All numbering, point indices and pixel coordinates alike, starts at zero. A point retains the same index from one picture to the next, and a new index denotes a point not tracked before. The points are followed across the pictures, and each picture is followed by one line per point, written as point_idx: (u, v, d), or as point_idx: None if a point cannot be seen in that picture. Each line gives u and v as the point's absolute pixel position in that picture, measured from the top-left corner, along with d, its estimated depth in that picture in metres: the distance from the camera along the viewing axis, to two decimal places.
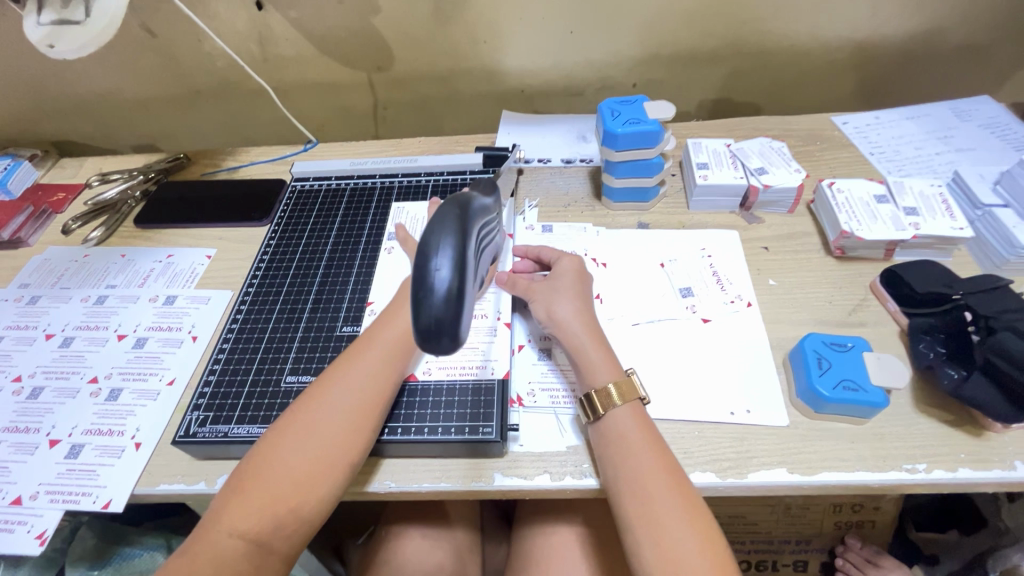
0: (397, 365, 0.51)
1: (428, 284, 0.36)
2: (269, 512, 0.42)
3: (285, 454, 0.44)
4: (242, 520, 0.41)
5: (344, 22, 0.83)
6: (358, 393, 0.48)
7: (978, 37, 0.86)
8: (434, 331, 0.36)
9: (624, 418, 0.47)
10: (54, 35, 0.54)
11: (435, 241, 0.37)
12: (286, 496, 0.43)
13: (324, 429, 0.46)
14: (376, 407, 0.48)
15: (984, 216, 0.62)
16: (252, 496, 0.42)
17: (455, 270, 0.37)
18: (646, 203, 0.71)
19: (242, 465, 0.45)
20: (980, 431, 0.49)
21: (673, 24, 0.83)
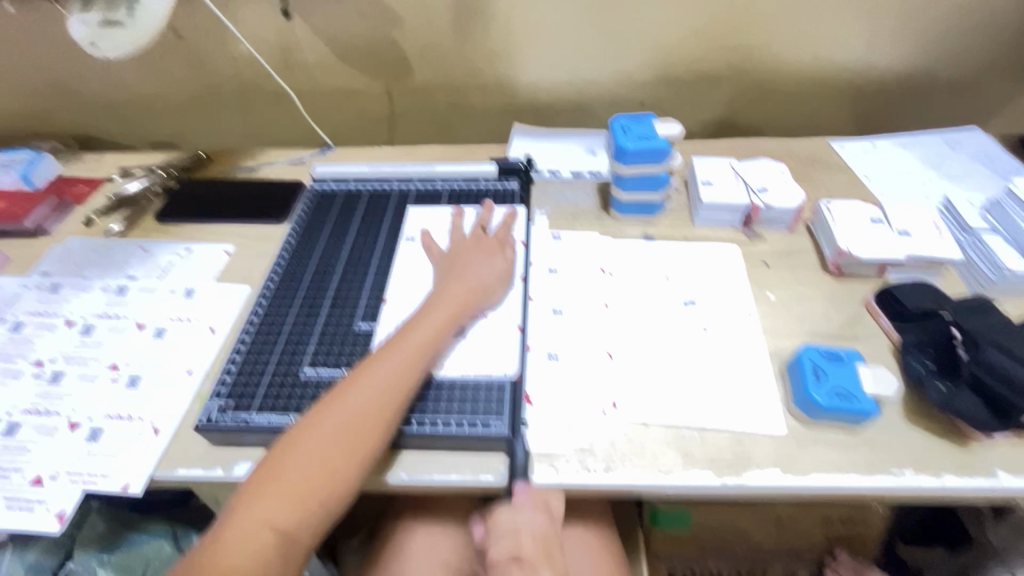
0: (420, 363, 0.53)
1: None
2: (297, 503, 0.44)
3: (311, 447, 0.46)
4: (271, 512, 0.43)
5: (367, 33, 0.86)
6: (382, 391, 0.50)
7: (968, 73, 0.91)
8: None
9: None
10: (97, 34, 0.58)
11: None
12: (311, 489, 0.45)
13: (350, 428, 0.47)
14: (399, 405, 0.50)
15: (972, 240, 0.65)
16: (279, 489, 0.44)
17: None
18: (652, 216, 0.74)
19: (268, 456, 0.47)
20: (965, 442, 0.51)
21: (681, 48, 0.87)
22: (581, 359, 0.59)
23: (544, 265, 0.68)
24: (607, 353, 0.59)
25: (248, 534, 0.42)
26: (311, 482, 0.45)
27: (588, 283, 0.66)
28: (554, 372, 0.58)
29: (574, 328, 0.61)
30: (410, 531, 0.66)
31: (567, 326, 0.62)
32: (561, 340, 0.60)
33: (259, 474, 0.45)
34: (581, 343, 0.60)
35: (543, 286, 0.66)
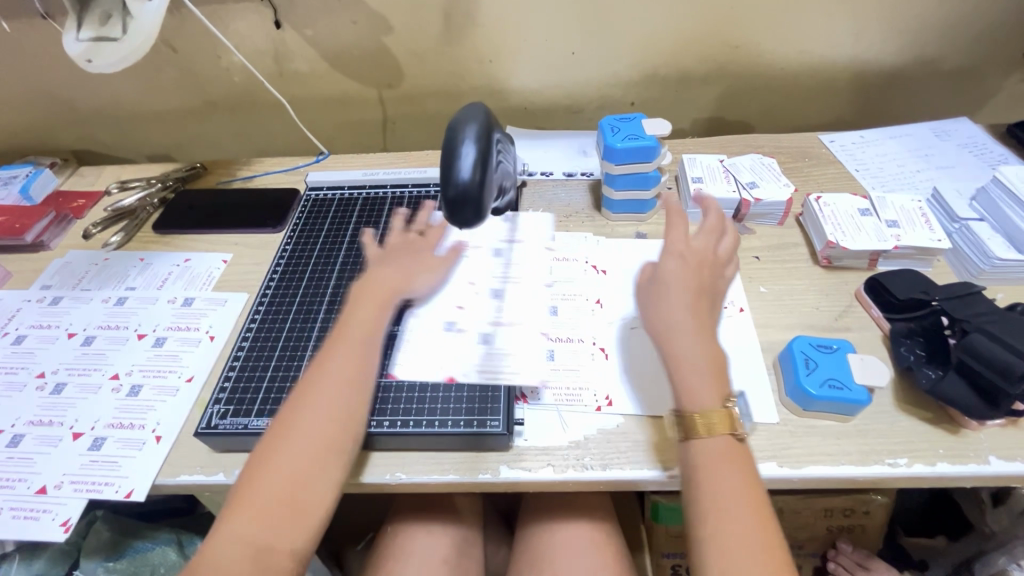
0: (364, 358, 0.53)
1: (454, 170, 0.44)
2: (273, 518, 0.44)
3: (278, 457, 0.46)
4: (246, 530, 0.43)
5: (358, 41, 0.87)
6: (332, 388, 0.50)
7: (955, 64, 0.92)
8: (459, 202, 0.44)
9: (715, 447, 0.46)
10: (93, 50, 0.58)
11: (458, 140, 0.45)
12: (284, 499, 0.45)
13: (313, 432, 0.48)
14: (354, 401, 0.50)
15: (961, 229, 0.66)
16: (253, 506, 0.44)
17: (476, 164, 0.44)
18: (644, 214, 0.74)
19: (241, 475, 0.47)
20: (956, 429, 0.52)
21: (669, 46, 0.88)
22: (576, 357, 0.59)
23: (536, 261, 0.69)
24: (603, 352, 0.60)
25: (228, 555, 0.42)
26: (282, 492, 0.45)
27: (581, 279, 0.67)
28: (551, 372, 0.58)
29: (568, 326, 0.62)
30: (411, 532, 0.67)
31: (562, 324, 0.62)
32: (556, 339, 0.61)
33: (234, 495, 0.45)
34: (579, 342, 0.61)
35: (535, 282, 0.66)
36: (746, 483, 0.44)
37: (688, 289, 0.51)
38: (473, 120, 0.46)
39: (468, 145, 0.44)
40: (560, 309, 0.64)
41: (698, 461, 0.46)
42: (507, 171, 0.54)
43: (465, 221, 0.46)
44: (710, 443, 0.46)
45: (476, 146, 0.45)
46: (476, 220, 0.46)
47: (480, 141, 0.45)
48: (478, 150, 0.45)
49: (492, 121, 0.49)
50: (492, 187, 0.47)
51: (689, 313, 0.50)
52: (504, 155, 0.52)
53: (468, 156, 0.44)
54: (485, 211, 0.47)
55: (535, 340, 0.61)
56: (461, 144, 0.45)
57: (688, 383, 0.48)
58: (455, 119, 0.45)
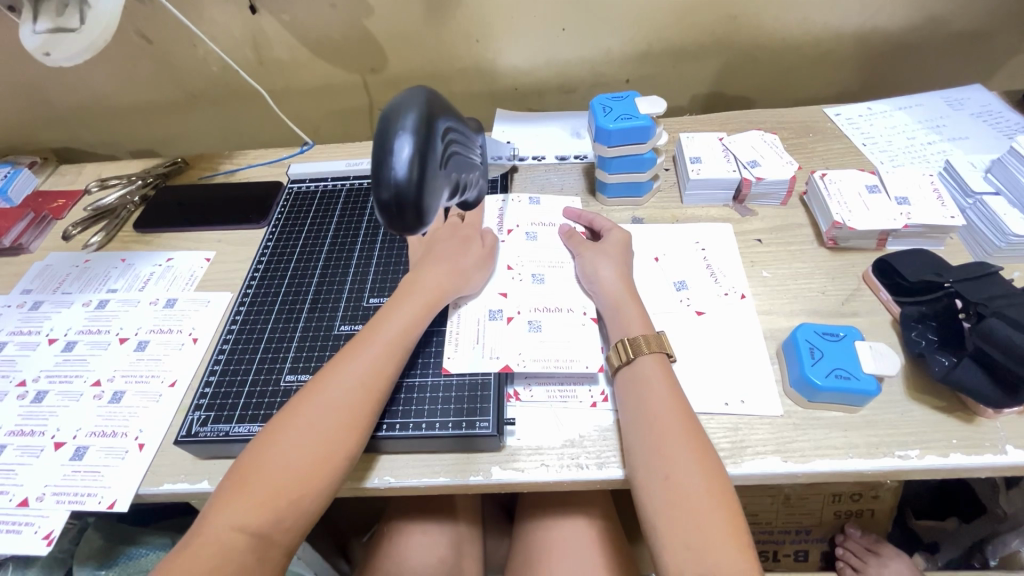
0: (391, 362, 0.51)
1: (390, 168, 0.40)
2: (265, 508, 0.42)
3: (285, 447, 0.45)
4: (241, 516, 0.42)
5: (338, 25, 0.83)
6: (352, 386, 0.48)
7: (969, 28, 0.87)
8: (396, 205, 0.40)
9: (652, 368, 0.51)
10: (50, 42, 0.55)
11: (394, 133, 0.40)
12: (281, 493, 0.43)
13: (320, 425, 0.46)
14: (372, 405, 0.48)
15: (976, 205, 0.62)
16: (249, 493, 0.43)
17: (413, 159, 0.40)
18: (639, 198, 0.71)
19: (241, 459, 0.45)
20: (971, 418, 0.49)
21: (663, 19, 0.83)
22: (564, 327, 0.56)
23: (522, 231, 0.67)
24: (593, 320, 0.57)
25: (217, 539, 0.41)
26: (280, 484, 0.43)
27: (565, 248, 0.65)
28: (535, 342, 0.55)
29: (553, 295, 0.59)
30: (407, 530, 0.66)
31: (548, 294, 0.60)
32: (541, 308, 0.58)
33: (232, 478, 0.44)
34: (565, 311, 0.58)
35: (522, 255, 0.64)
36: (686, 423, 0.47)
37: (612, 252, 0.61)
38: (413, 107, 0.42)
39: (404, 138, 0.40)
40: (547, 279, 0.61)
41: (637, 391, 0.50)
42: (463, 165, 0.49)
43: (407, 225, 0.41)
44: (649, 367, 0.51)
45: (414, 140, 0.40)
46: (420, 223, 0.41)
47: (421, 133, 0.41)
48: (416, 144, 0.40)
49: (438, 107, 0.44)
50: (438, 183, 0.43)
51: (616, 265, 0.59)
52: (458, 147, 0.47)
53: (404, 151, 0.39)
54: (431, 212, 0.43)
55: (519, 309, 0.58)
56: (397, 138, 0.40)
57: (625, 320, 0.55)
58: (392, 109, 0.41)
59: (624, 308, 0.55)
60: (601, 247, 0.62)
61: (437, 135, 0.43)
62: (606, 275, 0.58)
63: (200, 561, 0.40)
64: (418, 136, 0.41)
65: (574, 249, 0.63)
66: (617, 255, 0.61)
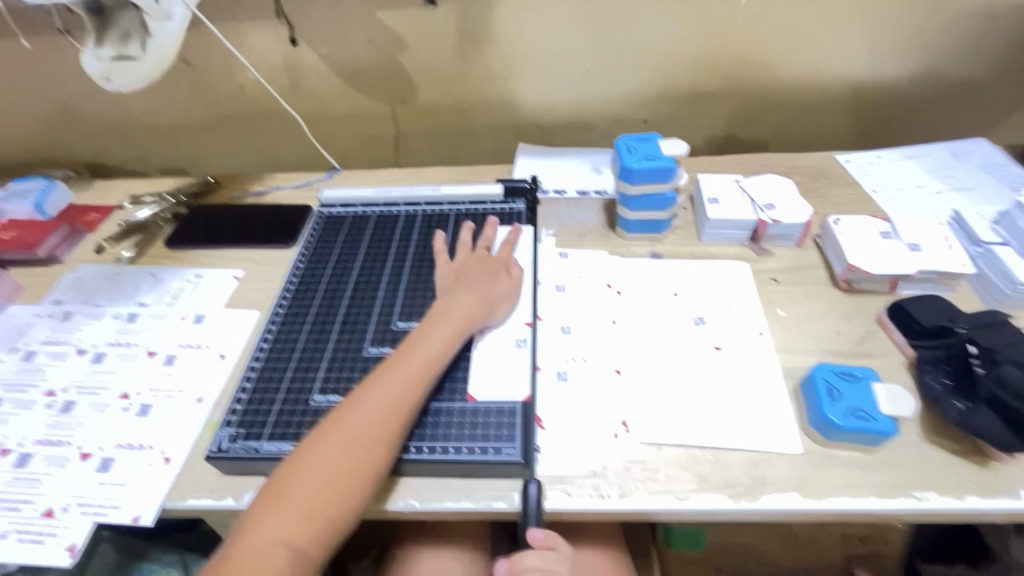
0: (424, 380, 0.53)
1: None
2: (307, 521, 0.44)
3: (323, 462, 0.47)
4: (281, 529, 0.44)
5: (372, 58, 0.88)
6: (387, 402, 0.50)
7: (971, 84, 0.91)
8: None
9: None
10: (111, 69, 0.58)
11: None
12: (321, 506, 0.45)
13: (357, 443, 0.48)
14: (402, 422, 0.50)
15: (984, 253, 0.65)
16: (290, 507, 0.44)
17: None
18: (659, 234, 0.74)
19: (279, 473, 0.47)
20: (986, 462, 0.50)
21: (681, 65, 0.88)
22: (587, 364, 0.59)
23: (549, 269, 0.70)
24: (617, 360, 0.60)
25: (260, 552, 0.43)
26: (319, 498, 0.45)
27: (587, 282, 0.68)
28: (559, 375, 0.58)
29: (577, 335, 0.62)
30: (419, 556, 0.65)
31: (576, 345, 0.61)
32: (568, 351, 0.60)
33: (271, 492, 0.46)
34: (592, 364, 0.60)
35: (547, 293, 0.66)
36: None
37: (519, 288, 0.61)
38: None
39: None
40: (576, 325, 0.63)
41: None
42: None
43: None
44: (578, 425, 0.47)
45: None
46: None
47: None
48: None
49: None
50: None
51: None
52: None
53: None
54: None
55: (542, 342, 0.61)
56: None
57: None
58: None
59: None
60: None
61: None
62: None
63: (243, 572, 0.42)
64: None
65: None
66: None
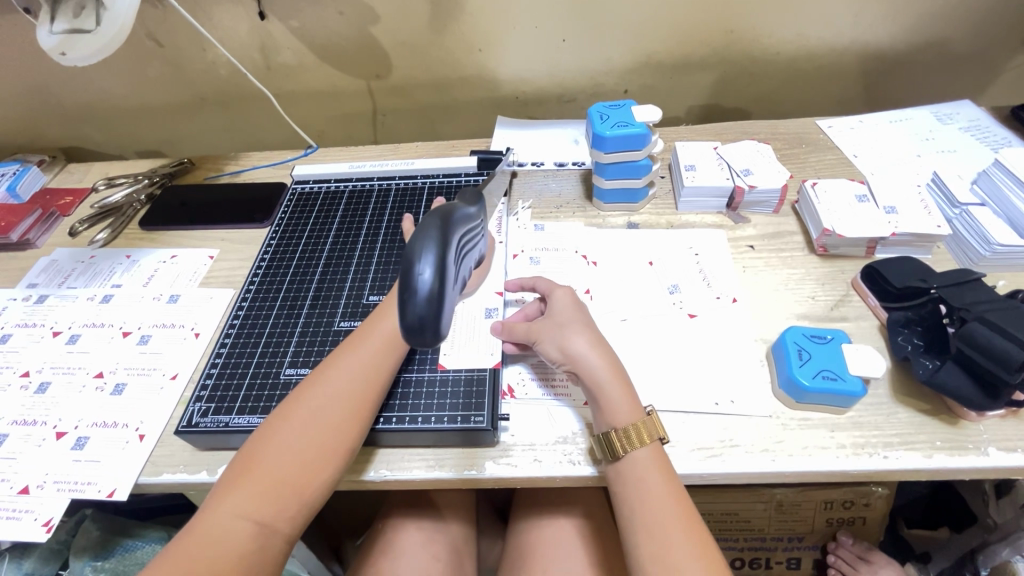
0: (394, 353, 0.52)
1: (411, 286, 0.38)
2: (274, 495, 0.44)
3: (290, 435, 0.46)
4: (247, 504, 0.43)
5: (345, 32, 0.86)
6: (356, 375, 0.50)
7: (958, 44, 0.89)
8: (417, 328, 0.38)
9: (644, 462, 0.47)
10: (67, 43, 0.57)
11: (418, 248, 0.39)
12: (287, 479, 0.45)
13: (323, 416, 0.47)
14: (371, 395, 0.50)
15: (962, 215, 0.64)
16: (256, 480, 0.44)
17: (436, 274, 0.38)
18: (635, 204, 0.73)
19: (245, 449, 0.47)
20: (954, 420, 0.50)
21: (660, 31, 0.86)
22: None
23: (526, 255, 0.68)
24: None
25: (225, 524, 0.42)
26: (285, 472, 0.45)
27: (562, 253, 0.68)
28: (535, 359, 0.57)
29: None
30: (403, 526, 0.66)
31: None
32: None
33: (237, 466, 0.45)
34: None
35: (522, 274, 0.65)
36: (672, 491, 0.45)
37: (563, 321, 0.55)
38: (432, 231, 0.39)
39: (425, 259, 0.38)
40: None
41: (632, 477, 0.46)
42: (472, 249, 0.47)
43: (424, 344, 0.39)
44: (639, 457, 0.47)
45: (436, 253, 0.39)
46: (437, 341, 0.39)
47: (441, 253, 0.39)
48: (438, 260, 0.39)
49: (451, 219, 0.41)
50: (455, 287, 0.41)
51: (588, 341, 0.52)
52: (472, 239, 0.46)
53: (425, 271, 0.38)
54: (449, 324, 0.40)
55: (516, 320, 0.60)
56: (417, 258, 0.38)
57: (608, 402, 0.49)
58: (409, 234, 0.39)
59: (617, 389, 0.50)
60: (576, 327, 0.53)
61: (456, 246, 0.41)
62: (579, 351, 0.51)
63: (210, 549, 0.41)
64: (440, 250, 0.39)
65: (526, 339, 0.54)
66: (578, 321, 0.54)
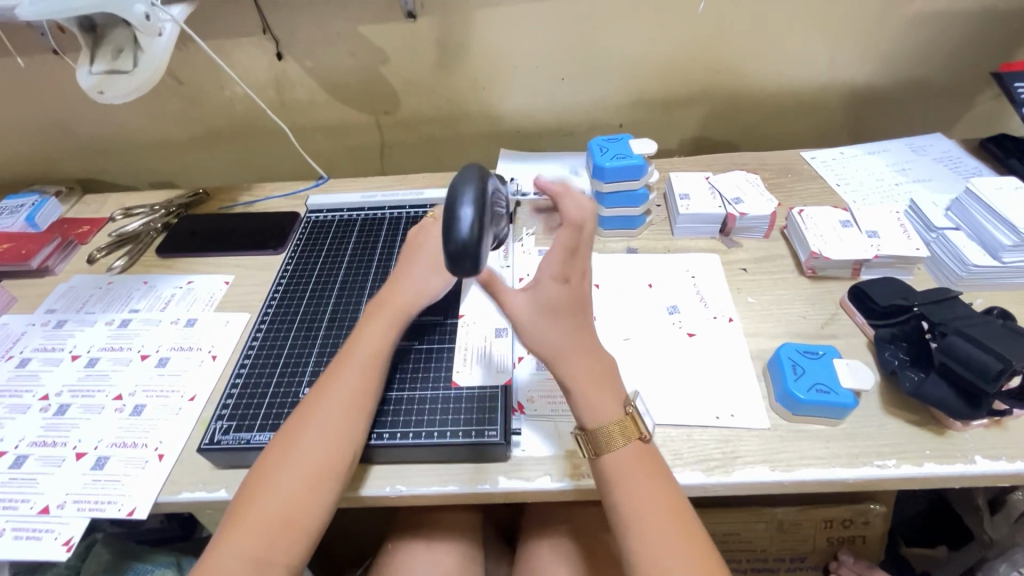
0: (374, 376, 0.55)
1: (454, 220, 0.42)
2: (272, 530, 0.45)
3: (291, 466, 0.48)
4: (246, 544, 0.44)
5: (356, 70, 0.91)
6: (347, 401, 0.52)
7: (927, 82, 0.96)
8: (459, 255, 0.42)
9: (625, 455, 0.47)
10: (104, 82, 0.62)
11: (459, 191, 0.43)
12: (284, 515, 0.46)
13: (310, 446, 0.49)
14: (354, 418, 0.51)
15: (939, 238, 0.68)
16: (252, 520, 0.45)
17: (477, 215, 0.42)
18: (634, 230, 0.77)
19: (240, 492, 0.47)
20: (940, 430, 0.53)
21: (652, 71, 0.92)
22: None
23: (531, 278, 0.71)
24: None
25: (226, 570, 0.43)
26: (281, 507, 0.46)
27: None
28: (544, 378, 0.60)
29: None
30: (411, 549, 0.66)
31: None
32: None
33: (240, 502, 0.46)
34: None
35: None
36: (668, 500, 0.45)
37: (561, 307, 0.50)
38: (469, 181, 0.44)
39: (466, 205, 0.42)
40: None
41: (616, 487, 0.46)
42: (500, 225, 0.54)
43: (465, 274, 0.43)
44: (621, 451, 0.47)
45: (474, 207, 0.42)
46: (476, 272, 0.43)
47: (479, 201, 0.43)
48: (477, 209, 0.42)
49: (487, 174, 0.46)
50: (490, 237, 0.46)
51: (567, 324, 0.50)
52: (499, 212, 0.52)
53: (466, 213, 0.41)
54: (484, 262, 0.44)
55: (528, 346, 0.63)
56: (459, 203, 0.42)
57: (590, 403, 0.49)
58: (452, 179, 0.44)
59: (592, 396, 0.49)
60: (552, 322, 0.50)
61: (491, 203, 0.45)
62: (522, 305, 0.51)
63: None
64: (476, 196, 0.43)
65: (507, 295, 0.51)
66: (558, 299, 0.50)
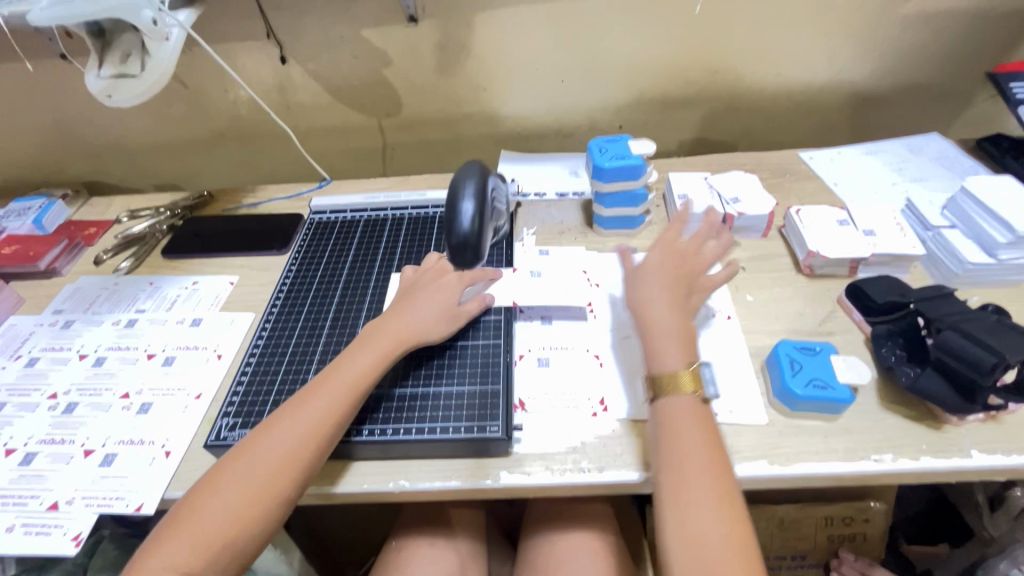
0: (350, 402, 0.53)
1: (458, 216, 0.57)
2: (205, 546, 0.45)
3: (225, 493, 0.48)
4: (179, 552, 0.45)
5: (359, 73, 0.92)
6: (297, 437, 0.50)
7: (924, 83, 0.97)
8: (461, 247, 0.57)
9: (683, 404, 0.52)
10: (112, 86, 0.63)
11: (461, 191, 0.58)
12: (221, 532, 0.46)
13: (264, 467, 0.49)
14: (313, 447, 0.50)
15: (935, 236, 0.69)
16: (193, 527, 0.46)
17: (476, 210, 0.57)
18: (633, 229, 0.78)
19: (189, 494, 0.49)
20: (937, 424, 0.54)
21: (651, 73, 0.93)
22: (570, 362, 0.62)
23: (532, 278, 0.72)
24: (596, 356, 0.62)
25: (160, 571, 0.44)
26: (220, 523, 0.46)
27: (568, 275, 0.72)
28: (545, 375, 0.61)
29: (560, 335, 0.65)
30: (413, 545, 0.67)
31: (555, 334, 0.65)
32: (550, 347, 0.64)
33: (172, 515, 0.47)
34: (571, 350, 0.63)
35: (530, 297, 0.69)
36: (717, 482, 0.47)
37: (666, 273, 0.63)
38: (470, 178, 0.59)
39: (467, 200, 0.57)
40: (556, 319, 0.67)
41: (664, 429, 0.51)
42: (499, 213, 0.68)
43: (466, 263, 0.58)
44: (679, 399, 0.52)
45: (473, 201, 0.57)
46: (475, 261, 0.58)
47: (477, 197, 0.58)
48: (474, 204, 0.57)
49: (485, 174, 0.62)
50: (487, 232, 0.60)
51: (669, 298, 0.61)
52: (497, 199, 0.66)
53: (468, 209, 0.57)
54: (483, 253, 0.60)
55: (529, 345, 0.64)
56: (461, 200, 0.57)
57: (659, 350, 0.56)
58: (456, 179, 0.59)
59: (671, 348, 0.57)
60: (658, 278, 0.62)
61: (487, 196, 0.59)
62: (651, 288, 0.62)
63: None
64: (475, 192, 0.58)
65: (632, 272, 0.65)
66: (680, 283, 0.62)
